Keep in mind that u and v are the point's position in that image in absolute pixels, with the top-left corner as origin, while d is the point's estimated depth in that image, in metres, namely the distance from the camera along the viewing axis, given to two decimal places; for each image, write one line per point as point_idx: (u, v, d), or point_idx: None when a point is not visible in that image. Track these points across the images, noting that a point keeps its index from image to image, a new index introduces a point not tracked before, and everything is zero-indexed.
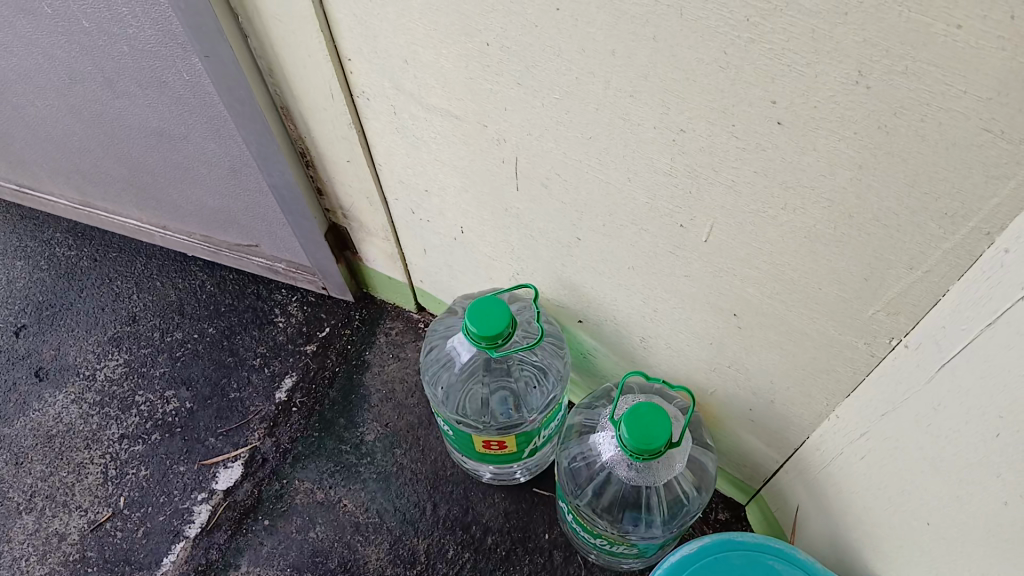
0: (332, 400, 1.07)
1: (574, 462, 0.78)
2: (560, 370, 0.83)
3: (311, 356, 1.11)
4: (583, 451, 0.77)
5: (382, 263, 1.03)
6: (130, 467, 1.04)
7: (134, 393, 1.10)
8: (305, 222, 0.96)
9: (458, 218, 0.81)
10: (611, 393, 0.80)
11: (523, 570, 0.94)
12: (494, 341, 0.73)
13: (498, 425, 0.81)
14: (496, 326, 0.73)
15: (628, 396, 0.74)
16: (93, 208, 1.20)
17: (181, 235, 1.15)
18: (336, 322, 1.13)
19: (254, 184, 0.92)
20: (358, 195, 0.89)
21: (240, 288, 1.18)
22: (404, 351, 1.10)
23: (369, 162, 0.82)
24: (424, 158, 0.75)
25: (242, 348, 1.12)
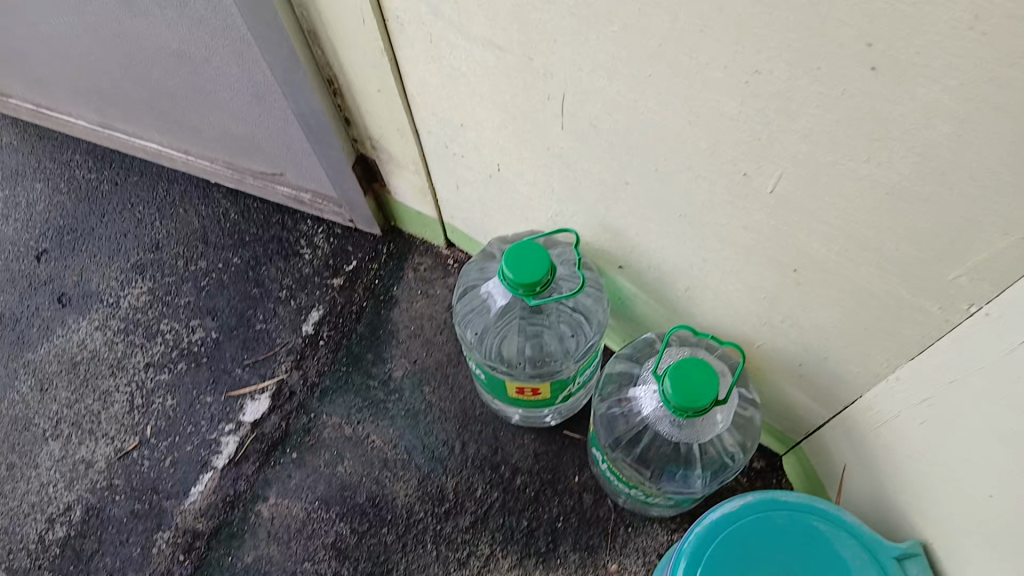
0: (360, 335, 1.04)
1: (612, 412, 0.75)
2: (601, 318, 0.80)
3: (338, 290, 1.08)
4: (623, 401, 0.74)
5: (411, 196, 0.99)
6: (157, 397, 1.04)
7: (159, 321, 1.09)
8: (332, 151, 0.92)
9: (496, 154, 0.76)
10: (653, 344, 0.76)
11: (551, 511, 0.93)
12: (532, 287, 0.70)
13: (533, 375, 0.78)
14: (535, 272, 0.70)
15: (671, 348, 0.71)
16: (114, 130, 1.15)
17: (204, 161, 1.11)
18: (363, 255, 1.10)
19: (280, 111, 0.88)
20: (388, 125, 0.85)
21: (265, 217, 1.14)
22: (434, 288, 1.06)
23: (401, 93, 0.77)
24: (462, 90, 0.70)
25: (268, 279, 1.09)
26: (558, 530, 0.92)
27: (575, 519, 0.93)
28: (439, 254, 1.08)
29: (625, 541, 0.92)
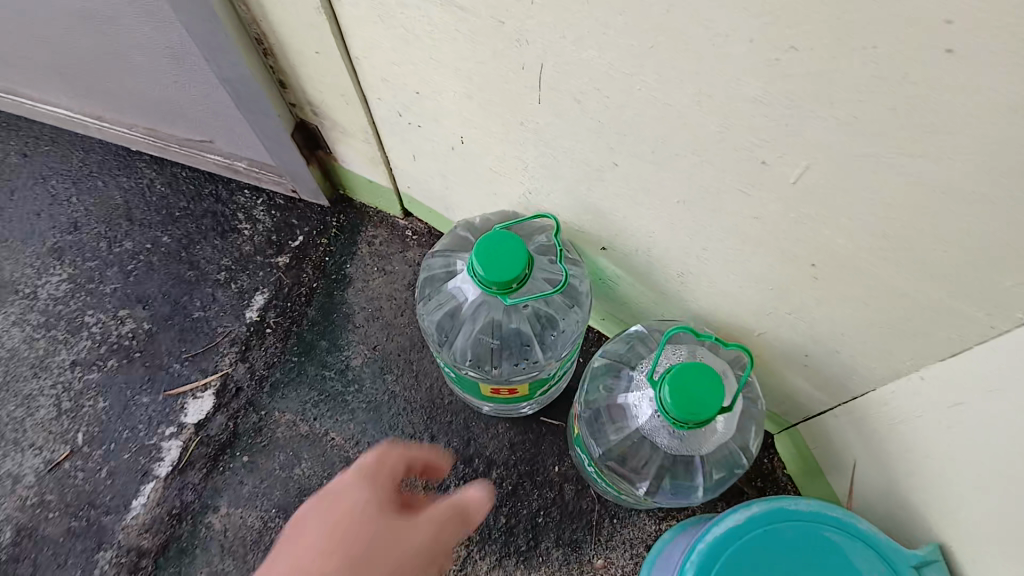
0: (311, 320, 0.95)
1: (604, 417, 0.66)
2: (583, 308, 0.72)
3: (284, 270, 0.97)
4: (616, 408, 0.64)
5: (361, 165, 0.87)
6: (88, 399, 0.94)
7: (83, 314, 0.97)
8: (267, 119, 0.80)
9: (458, 126, 0.66)
10: (645, 336, 0.67)
11: (531, 506, 0.87)
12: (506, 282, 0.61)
13: (511, 375, 0.70)
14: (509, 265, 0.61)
15: (666, 344, 0.63)
16: (15, 94, 1.01)
17: (123, 128, 0.98)
18: (310, 229, 0.99)
19: (202, 76, 0.75)
20: (330, 90, 0.73)
21: (197, 189, 1.02)
22: (391, 264, 0.96)
23: (344, 56, 0.65)
24: (417, 54, 0.59)
25: (203, 260, 0.98)
26: (538, 527, 0.86)
27: (556, 513, 0.86)
28: (395, 225, 0.98)
29: (611, 532, 0.85)
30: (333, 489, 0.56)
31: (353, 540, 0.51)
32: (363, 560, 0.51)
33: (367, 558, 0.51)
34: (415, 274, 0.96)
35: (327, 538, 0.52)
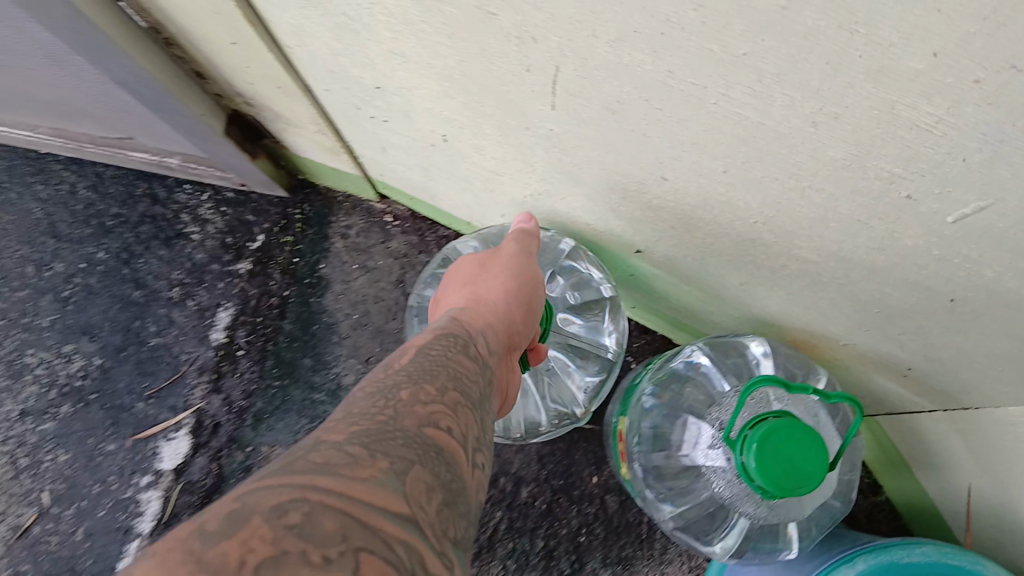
0: (288, 336, 0.80)
1: (671, 489, 0.55)
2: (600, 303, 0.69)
3: (247, 278, 0.82)
4: (687, 485, 0.54)
5: (319, 153, 0.71)
6: (46, 453, 0.80)
7: (22, 353, 0.82)
8: (190, 121, 0.63)
9: (435, 125, 0.50)
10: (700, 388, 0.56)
11: (571, 525, 0.76)
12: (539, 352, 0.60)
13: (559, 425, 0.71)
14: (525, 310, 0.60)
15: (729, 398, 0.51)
16: None
17: (25, 130, 0.80)
18: (270, 226, 0.83)
19: (91, 78, 0.58)
20: (262, 82, 0.56)
21: (128, 189, 0.85)
22: (373, 259, 0.81)
23: (271, 46, 0.48)
24: (370, 48, 0.42)
25: (149, 276, 0.83)
26: (581, 547, 0.75)
27: (600, 530, 0.76)
28: (371, 211, 0.82)
29: (664, 545, 0.75)
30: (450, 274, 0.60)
31: (481, 257, 0.58)
32: (489, 271, 0.55)
33: (494, 257, 0.57)
34: (402, 269, 0.80)
35: (475, 274, 0.55)
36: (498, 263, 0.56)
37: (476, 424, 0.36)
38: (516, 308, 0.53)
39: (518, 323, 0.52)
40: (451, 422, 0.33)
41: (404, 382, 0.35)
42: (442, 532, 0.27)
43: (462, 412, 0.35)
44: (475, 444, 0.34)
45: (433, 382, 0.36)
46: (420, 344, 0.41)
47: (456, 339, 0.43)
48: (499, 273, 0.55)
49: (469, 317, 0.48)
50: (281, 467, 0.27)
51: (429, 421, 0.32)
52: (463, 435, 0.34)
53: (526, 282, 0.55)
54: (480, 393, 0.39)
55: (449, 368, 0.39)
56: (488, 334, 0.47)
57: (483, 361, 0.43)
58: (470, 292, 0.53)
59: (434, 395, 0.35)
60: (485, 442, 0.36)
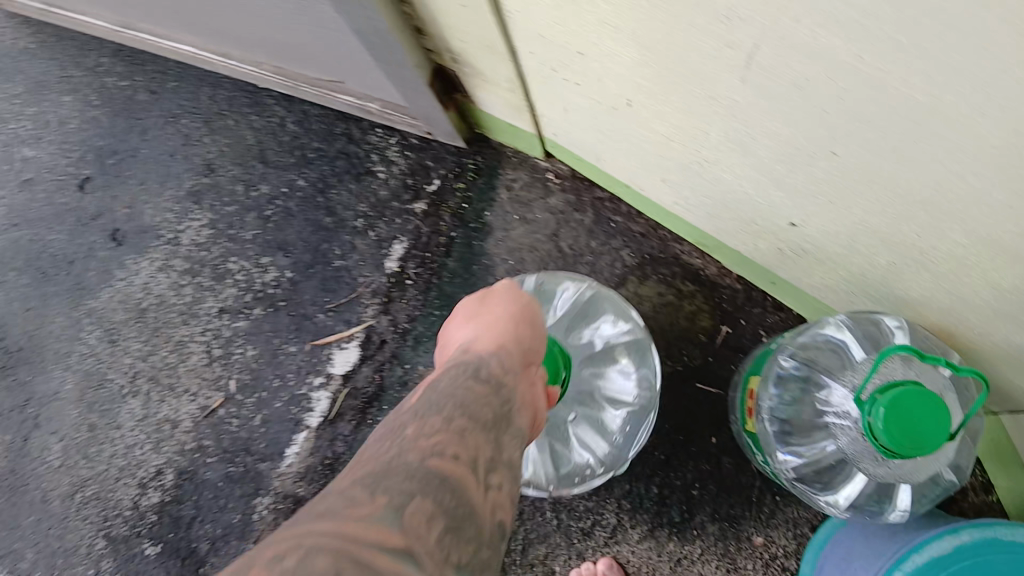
0: (452, 272, 0.90)
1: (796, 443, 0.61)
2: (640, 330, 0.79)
3: (422, 217, 0.92)
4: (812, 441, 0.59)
5: (503, 109, 0.79)
6: (237, 347, 0.93)
7: (226, 260, 0.95)
8: (404, 70, 0.72)
9: (623, 90, 0.57)
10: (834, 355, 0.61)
11: (685, 478, 0.82)
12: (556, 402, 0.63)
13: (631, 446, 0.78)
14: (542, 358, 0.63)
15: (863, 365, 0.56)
16: (139, 31, 0.95)
17: (249, 66, 0.92)
18: (446, 172, 0.93)
19: (331, 25, 0.67)
20: (474, 41, 0.64)
21: (327, 128, 0.96)
22: (532, 212, 0.90)
23: (495, 9, 0.56)
24: (587, 17, 0.49)
25: (340, 205, 0.94)
26: (694, 499, 0.81)
27: (712, 487, 0.81)
28: (536, 168, 0.91)
29: (772, 511, 0.80)
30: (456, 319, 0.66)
31: (482, 295, 0.65)
32: (491, 302, 0.62)
33: (496, 293, 0.64)
34: (558, 223, 0.89)
35: (479, 309, 0.62)
36: (499, 296, 0.63)
37: (489, 444, 0.41)
38: (523, 326, 0.59)
39: (527, 336, 0.58)
40: (461, 449, 0.38)
41: (411, 420, 0.41)
42: (442, 558, 0.32)
43: (472, 434, 0.40)
44: (489, 463, 0.39)
45: (444, 412, 0.41)
46: (428, 385, 0.47)
47: (468, 368, 0.49)
48: (501, 302, 0.62)
49: (479, 344, 0.54)
50: (291, 522, 0.32)
51: (436, 448, 0.38)
52: (476, 457, 0.39)
53: (525, 306, 0.62)
54: (495, 411, 0.44)
55: (463, 393, 0.45)
56: (501, 355, 0.52)
57: (493, 376, 0.49)
58: (476, 322, 0.59)
59: (442, 424, 0.40)
60: (500, 458, 0.41)
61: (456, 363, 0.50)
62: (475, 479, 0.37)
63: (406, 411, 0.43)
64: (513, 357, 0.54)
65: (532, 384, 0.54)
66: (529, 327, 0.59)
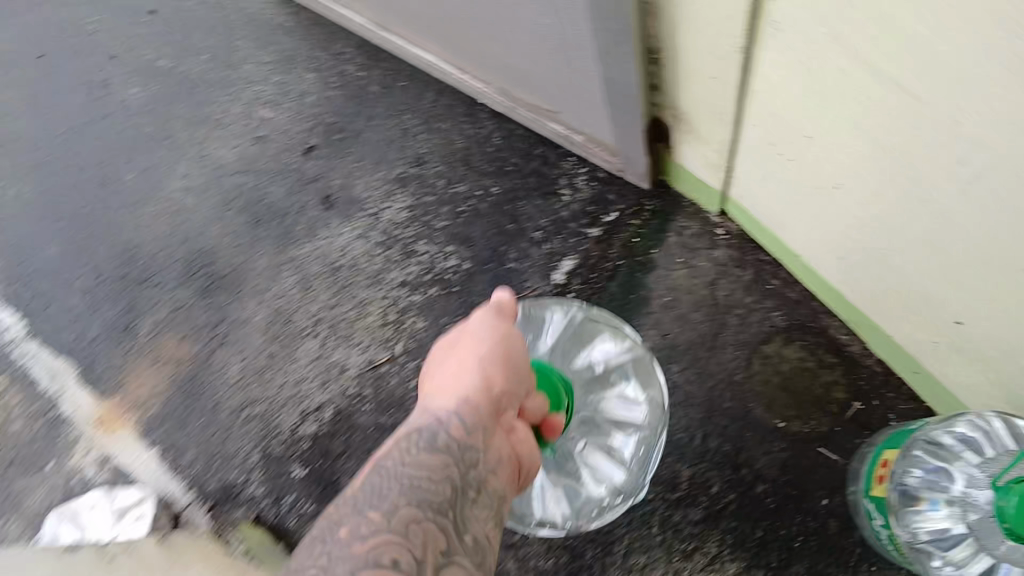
0: (612, 294, 1.00)
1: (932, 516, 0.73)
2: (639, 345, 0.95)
3: (595, 242, 1.03)
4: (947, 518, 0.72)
5: (699, 166, 0.88)
6: (409, 317, 1.05)
7: (416, 241, 1.08)
8: (629, 118, 0.81)
9: (834, 174, 0.66)
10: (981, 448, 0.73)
11: (790, 530, 0.89)
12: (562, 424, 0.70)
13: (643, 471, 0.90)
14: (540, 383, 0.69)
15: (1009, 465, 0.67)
16: (389, 33, 1.09)
17: (478, 82, 1.04)
18: (625, 208, 1.04)
19: (581, 69, 0.77)
20: (704, 108, 0.73)
21: (528, 148, 1.09)
22: (696, 259, 1.00)
23: (743, 86, 0.65)
24: (829, 110, 0.59)
25: (524, 216, 1.06)
26: (795, 551, 0.88)
27: (813, 544, 0.88)
28: (707, 220, 1.02)
29: None
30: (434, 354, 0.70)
31: (453, 333, 0.69)
32: (462, 341, 0.66)
33: (464, 332, 0.67)
34: (717, 274, 0.99)
35: (457, 346, 0.66)
36: (471, 333, 0.67)
37: (438, 532, 0.47)
38: (495, 364, 0.63)
39: (500, 374, 0.62)
40: (400, 552, 0.45)
41: (352, 512, 0.48)
42: None
43: (427, 527, 0.47)
44: (433, 555, 0.46)
45: (387, 505, 0.48)
46: (381, 455, 0.53)
47: (428, 433, 0.54)
48: (473, 340, 0.65)
49: (437, 400, 0.59)
50: None
51: (377, 554, 0.45)
52: (418, 555, 0.46)
53: (502, 343, 0.65)
54: (445, 480, 0.51)
55: (422, 465, 0.51)
56: (461, 409, 0.57)
57: (455, 444, 0.54)
58: (445, 367, 0.63)
59: (381, 520, 0.47)
60: (455, 546, 0.48)
61: (416, 425, 0.56)
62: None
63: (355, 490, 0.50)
64: (481, 404, 0.58)
65: (502, 433, 0.59)
66: (500, 366, 0.63)
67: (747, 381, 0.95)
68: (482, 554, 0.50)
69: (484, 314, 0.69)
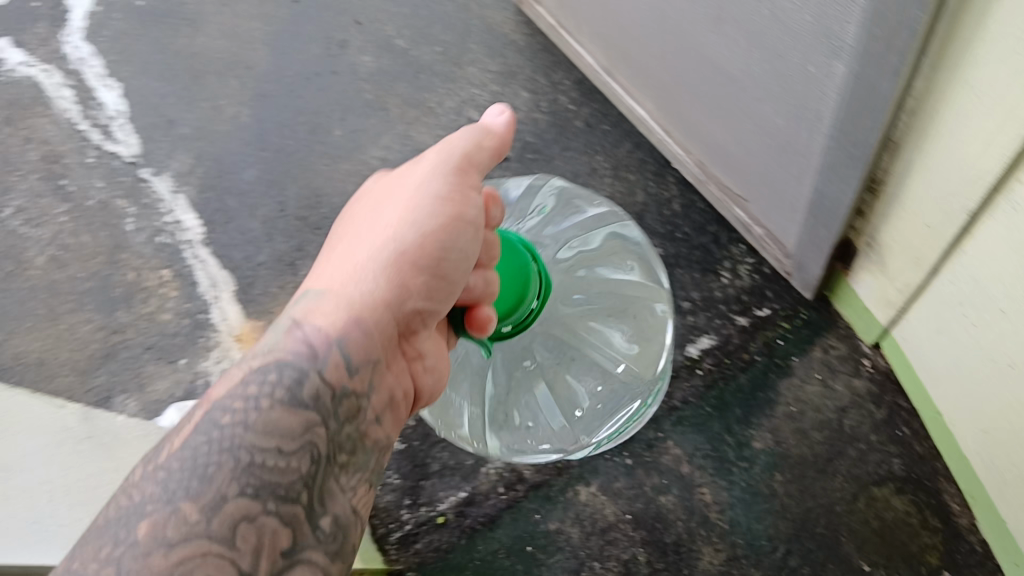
0: (738, 385, 1.04)
1: None
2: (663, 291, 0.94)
3: (738, 329, 1.06)
4: None
5: (870, 298, 0.90)
6: None
7: None
8: (822, 232, 0.83)
9: (1016, 356, 0.67)
10: None
11: None
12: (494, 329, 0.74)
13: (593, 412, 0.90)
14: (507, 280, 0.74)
15: None
16: (613, 80, 1.15)
17: (679, 149, 1.09)
18: (779, 308, 1.06)
19: (795, 173, 0.80)
20: (900, 249, 0.75)
21: (703, 223, 1.12)
22: (834, 380, 1.02)
23: (956, 244, 0.67)
24: None
25: (679, 282, 1.09)
26: None
27: None
28: (857, 348, 1.02)
29: None
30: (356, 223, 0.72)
31: (379, 216, 0.71)
32: (386, 232, 0.69)
33: (393, 221, 0.69)
34: (850, 402, 1.01)
35: (390, 223, 0.70)
36: (399, 224, 0.69)
37: (282, 529, 0.53)
38: (415, 269, 0.68)
39: (422, 284, 0.69)
40: (217, 568, 0.49)
41: (156, 501, 0.51)
42: None
43: (263, 522, 0.52)
44: (265, 558, 0.52)
45: (204, 497, 0.51)
46: (218, 395, 0.58)
47: (295, 369, 0.60)
48: (408, 224, 0.69)
49: (323, 319, 0.64)
50: None
51: (185, 573, 0.48)
52: (244, 565, 0.51)
53: (440, 237, 0.69)
54: (298, 455, 0.56)
55: (275, 429, 0.56)
56: (345, 339, 0.63)
57: (331, 393, 0.61)
58: (354, 266, 0.68)
59: (194, 522, 0.50)
60: (309, 524, 0.55)
61: (286, 354, 0.61)
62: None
63: (170, 470, 0.53)
64: (375, 334, 0.65)
65: (389, 368, 0.68)
66: (422, 275, 0.68)
67: (846, 515, 0.96)
68: (339, 536, 0.57)
69: (422, 199, 0.70)
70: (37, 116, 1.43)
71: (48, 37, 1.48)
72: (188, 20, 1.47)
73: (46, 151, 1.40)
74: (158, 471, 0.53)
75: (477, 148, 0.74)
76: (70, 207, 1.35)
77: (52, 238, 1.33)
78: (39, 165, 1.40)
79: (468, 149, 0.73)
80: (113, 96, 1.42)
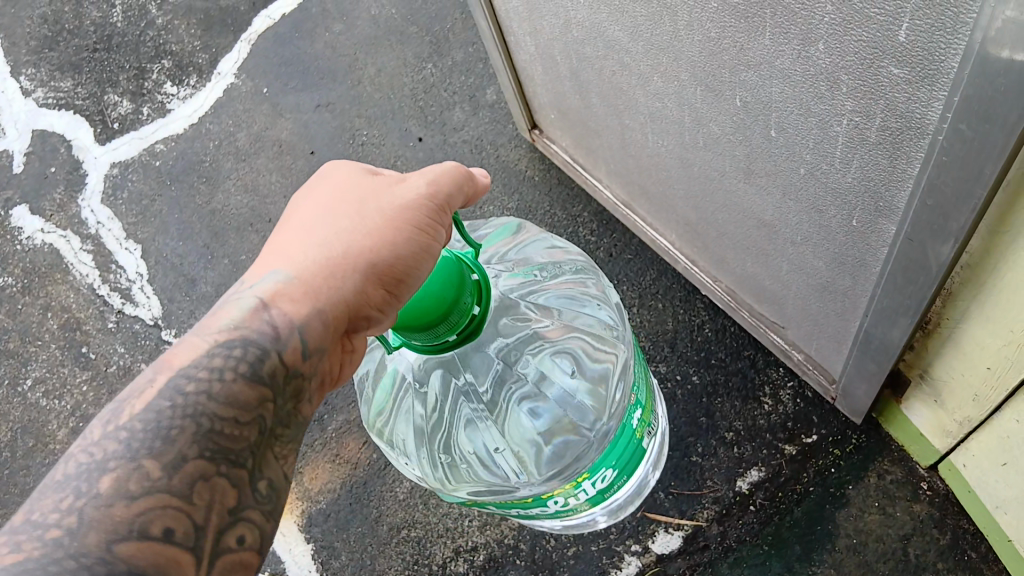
0: (794, 519, 1.00)
1: None
2: (617, 370, 0.84)
3: (787, 459, 1.03)
4: None
5: (927, 424, 0.88)
6: None
7: None
8: (873, 365, 0.82)
9: None
10: None
11: None
12: (428, 332, 0.64)
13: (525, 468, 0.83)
14: (432, 285, 0.62)
15: None
16: (634, 211, 1.14)
17: (707, 277, 1.08)
18: (828, 433, 1.02)
19: (839, 308, 0.79)
20: (961, 385, 0.73)
21: (737, 347, 1.09)
22: (893, 507, 0.98)
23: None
24: None
25: (719, 413, 1.07)
26: None
27: None
28: (913, 471, 0.98)
29: None
30: (337, 203, 0.64)
31: (360, 215, 0.62)
32: (359, 235, 0.62)
33: (365, 231, 0.62)
34: (912, 528, 0.97)
35: (365, 220, 0.62)
36: (373, 232, 0.62)
37: (231, 488, 0.52)
38: (374, 280, 0.61)
39: (377, 297, 0.62)
40: (175, 519, 0.50)
41: (119, 459, 0.51)
42: None
43: (216, 482, 0.52)
44: (216, 512, 0.52)
45: (167, 457, 0.51)
46: (174, 364, 0.55)
47: (254, 351, 0.57)
48: (379, 234, 0.62)
49: (289, 306, 0.59)
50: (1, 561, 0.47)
51: (145, 522, 0.49)
52: (198, 519, 0.51)
53: (404, 256, 0.62)
54: (251, 425, 0.54)
55: (235, 401, 0.54)
56: (303, 332, 0.59)
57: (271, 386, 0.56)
58: (317, 246, 0.62)
59: (156, 478, 0.50)
60: (254, 491, 0.54)
61: (251, 331, 0.58)
62: (193, 550, 0.50)
63: (133, 431, 0.52)
64: (330, 330, 0.60)
65: (331, 360, 0.62)
66: (379, 287, 0.62)
67: None
68: (277, 496, 0.55)
69: (401, 215, 0.63)
70: (58, 283, 1.46)
71: (68, 202, 1.51)
72: (205, 176, 1.48)
73: (66, 319, 1.42)
74: (118, 430, 0.52)
75: (457, 185, 0.66)
76: (90, 375, 1.36)
77: (73, 409, 1.35)
78: (59, 334, 1.41)
79: (454, 187, 0.65)
80: (133, 260, 1.44)
